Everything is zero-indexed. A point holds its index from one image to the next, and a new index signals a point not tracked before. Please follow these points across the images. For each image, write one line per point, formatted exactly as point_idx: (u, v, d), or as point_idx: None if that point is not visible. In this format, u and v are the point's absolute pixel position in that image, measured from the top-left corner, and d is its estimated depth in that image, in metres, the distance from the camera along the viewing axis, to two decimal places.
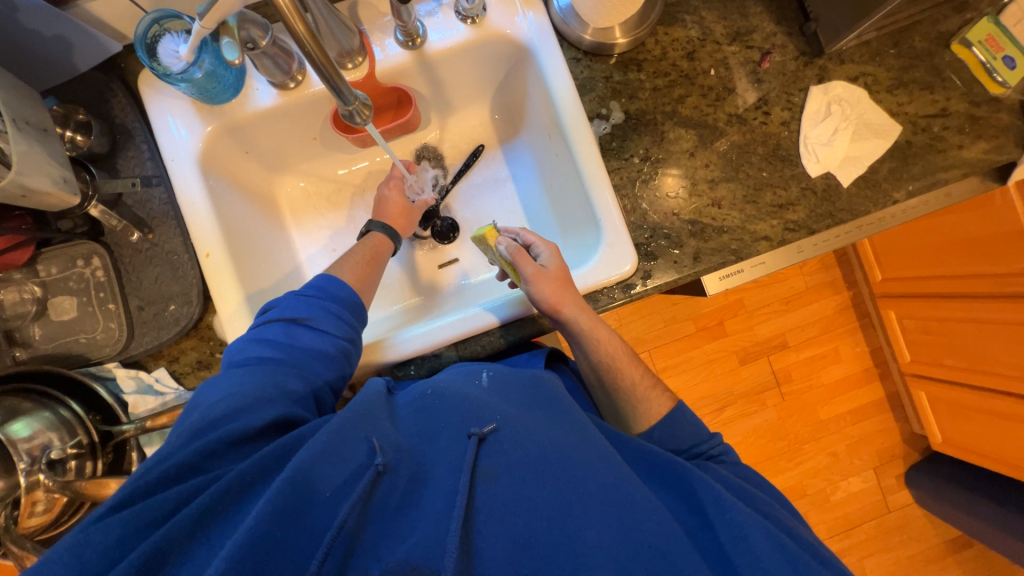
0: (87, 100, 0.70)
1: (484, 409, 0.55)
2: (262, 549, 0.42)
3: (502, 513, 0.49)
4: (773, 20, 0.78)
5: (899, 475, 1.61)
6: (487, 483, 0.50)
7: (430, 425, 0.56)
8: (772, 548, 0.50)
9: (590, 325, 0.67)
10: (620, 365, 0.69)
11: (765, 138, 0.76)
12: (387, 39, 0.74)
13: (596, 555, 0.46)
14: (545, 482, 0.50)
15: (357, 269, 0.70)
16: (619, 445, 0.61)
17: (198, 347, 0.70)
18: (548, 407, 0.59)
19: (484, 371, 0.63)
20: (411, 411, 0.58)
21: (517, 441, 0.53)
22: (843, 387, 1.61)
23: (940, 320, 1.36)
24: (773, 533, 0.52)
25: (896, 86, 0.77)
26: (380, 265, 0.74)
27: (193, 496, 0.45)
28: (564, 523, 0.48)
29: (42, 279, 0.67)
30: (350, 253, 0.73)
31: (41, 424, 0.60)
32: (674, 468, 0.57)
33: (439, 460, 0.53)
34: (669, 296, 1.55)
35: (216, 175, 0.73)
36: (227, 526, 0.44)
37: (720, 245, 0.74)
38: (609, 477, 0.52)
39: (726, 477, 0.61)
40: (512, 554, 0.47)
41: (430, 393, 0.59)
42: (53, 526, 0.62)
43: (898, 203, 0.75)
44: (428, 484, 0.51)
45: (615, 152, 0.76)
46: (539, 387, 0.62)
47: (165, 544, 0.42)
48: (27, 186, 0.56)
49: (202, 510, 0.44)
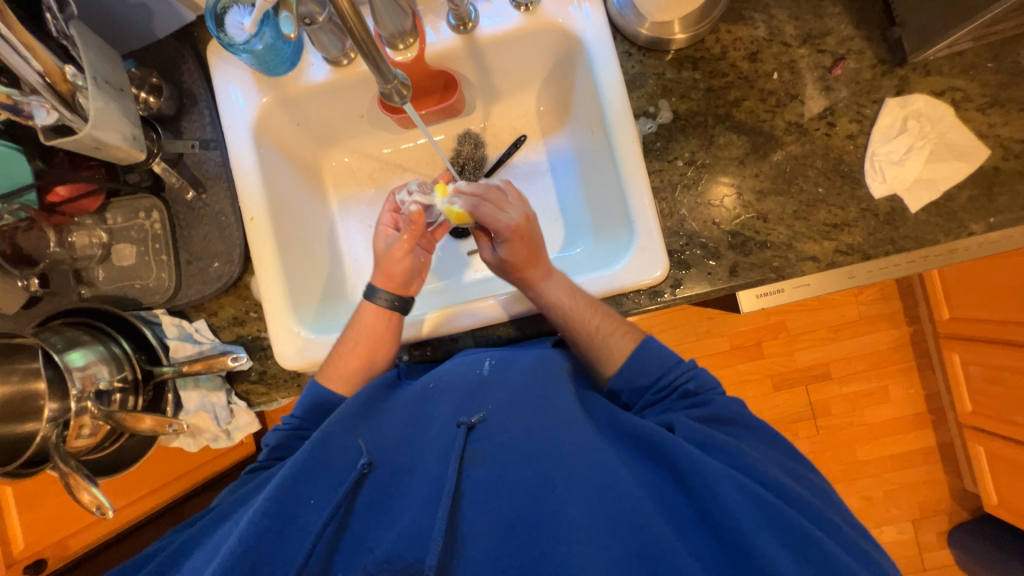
0: (161, 65, 0.76)
1: (473, 400, 0.59)
2: (257, 544, 0.49)
3: (485, 497, 0.52)
4: (852, 23, 0.72)
5: (941, 532, 1.47)
6: (474, 468, 0.53)
7: (421, 414, 0.60)
8: (747, 504, 0.47)
9: (570, 301, 0.66)
10: (610, 340, 0.66)
11: (825, 151, 0.70)
12: (440, 22, 0.74)
13: (574, 531, 0.48)
14: (528, 465, 0.53)
15: (348, 364, 0.67)
16: (607, 422, 0.59)
17: (235, 304, 0.76)
18: (537, 387, 0.58)
19: (487, 359, 0.64)
20: (403, 401, 0.62)
21: (504, 430, 0.55)
22: (888, 429, 1.49)
23: (1015, 371, 1.23)
24: (757, 493, 0.48)
25: (990, 105, 0.68)
26: (384, 343, 0.69)
27: (194, 534, 0.56)
28: (544, 505, 0.50)
29: (109, 226, 0.74)
30: (345, 336, 0.69)
31: (95, 356, 0.66)
32: (646, 432, 0.55)
33: (429, 449, 0.56)
34: (705, 309, 1.48)
35: (268, 144, 0.76)
36: (223, 538, 0.52)
37: (761, 260, 0.70)
38: (593, 459, 0.52)
39: (698, 427, 0.55)
40: (493, 537, 0.50)
41: (431, 385, 0.62)
42: (97, 450, 0.68)
43: (974, 235, 0.67)
44: (414, 472, 0.55)
45: (657, 153, 0.73)
46: (539, 369, 0.61)
47: (176, 553, 0.54)
48: (101, 140, 0.61)
49: (201, 529, 0.56)
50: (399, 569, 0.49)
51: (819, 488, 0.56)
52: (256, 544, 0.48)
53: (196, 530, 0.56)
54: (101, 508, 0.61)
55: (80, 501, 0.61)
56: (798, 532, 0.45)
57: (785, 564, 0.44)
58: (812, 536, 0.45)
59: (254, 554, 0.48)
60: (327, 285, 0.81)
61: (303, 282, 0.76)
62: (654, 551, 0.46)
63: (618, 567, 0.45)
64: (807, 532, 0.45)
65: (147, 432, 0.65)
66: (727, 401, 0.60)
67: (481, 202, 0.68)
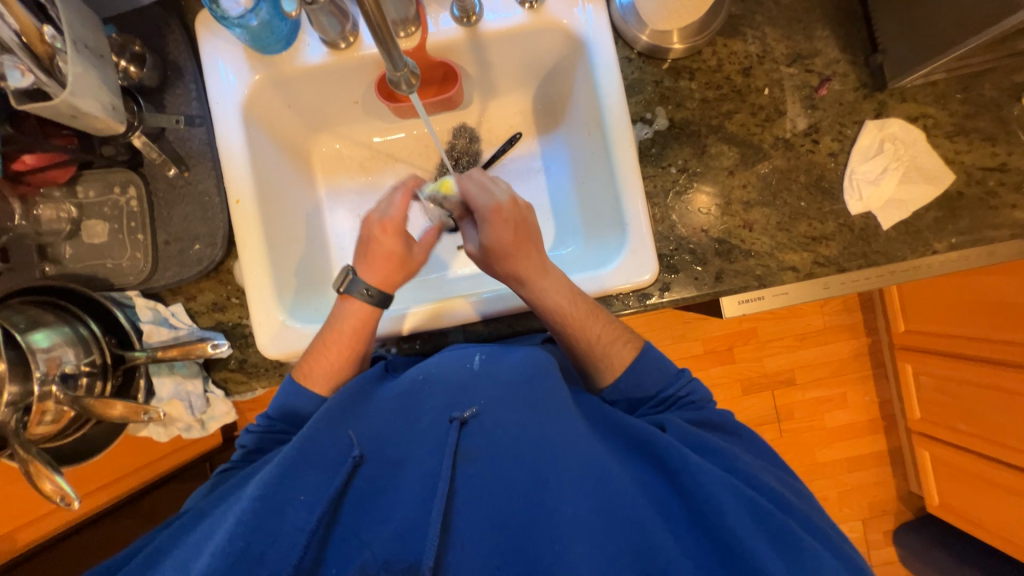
0: (145, 33, 0.72)
1: (466, 395, 0.58)
2: (247, 544, 0.47)
3: (480, 492, 0.52)
4: (839, 46, 0.75)
5: (887, 531, 1.58)
6: (467, 464, 0.53)
7: (412, 406, 0.59)
8: (737, 504, 0.49)
9: (570, 305, 0.66)
10: (611, 349, 0.67)
11: (809, 167, 0.74)
12: (442, 13, 0.73)
13: (570, 527, 0.49)
14: (522, 461, 0.53)
15: (328, 358, 0.66)
16: (599, 419, 0.61)
17: (216, 289, 0.73)
18: (531, 384, 0.59)
19: (478, 353, 0.64)
20: (393, 395, 0.61)
21: (496, 426, 0.55)
22: (845, 433, 1.57)
23: (960, 382, 1.33)
24: (742, 491, 0.50)
25: (957, 133, 0.73)
26: (359, 343, 0.67)
27: (173, 535, 0.53)
28: (540, 500, 0.51)
29: (80, 201, 0.70)
30: (322, 336, 0.67)
31: (60, 338, 0.61)
32: (640, 432, 0.57)
33: (421, 442, 0.56)
34: (682, 313, 1.52)
35: (257, 125, 0.74)
36: (206, 538, 0.50)
37: (745, 268, 0.72)
38: (587, 458, 0.53)
39: (689, 431, 0.58)
40: (490, 532, 0.50)
41: (422, 377, 0.61)
42: (57, 437, 0.64)
43: (938, 254, 0.72)
44: (406, 466, 0.55)
45: (652, 159, 0.74)
46: (533, 366, 0.61)
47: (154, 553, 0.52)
48: (79, 109, 0.58)
49: (183, 527, 0.54)
50: (399, 569, 0.49)
51: (796, 487, 0.59)
52: (248, 544, 0.47)
53: (174, 530, 0.54)
54: (65, 498, 0.59)
55: (40, 489, 0.58)
56: (781, 527, 0.48)
57: (775, 564, 0.45)
58: (790, 530, 0.48)
59: (247, 553, 0.46)
60: (312, 274, 0.79)
61: (288, 270, 0.74)
62: (648, 550, 0.47)
63: (609, 565, 0.47)
64: (792, 533, 0.48)
65: (118, 419, 0.61)
66: (719, 410, 0.64)
67: (468, 180, 0.69)
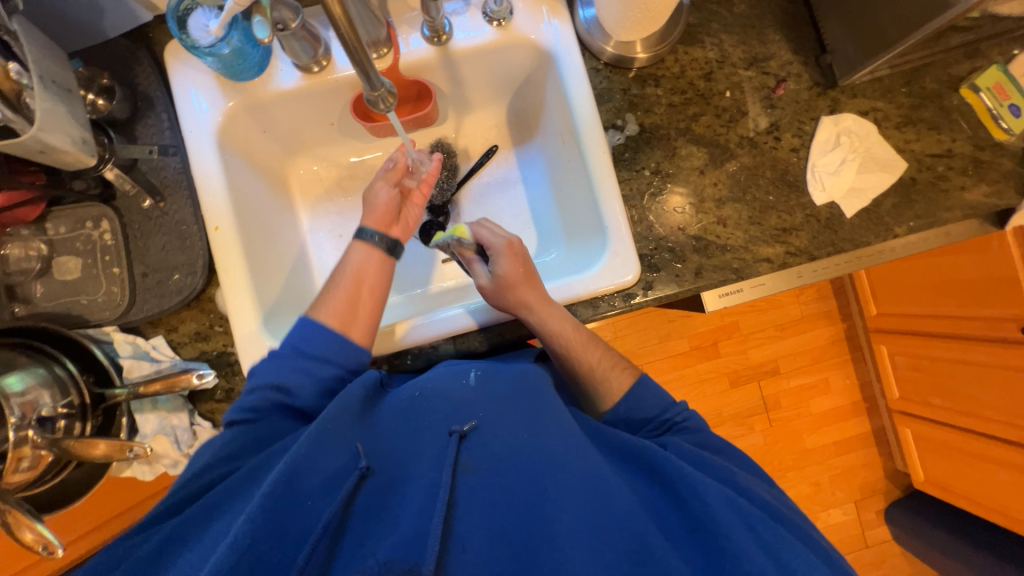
0: (112, 67, 0.72)
1: (465, 408, 0.59)
2: (250, 548, 0.44)
3: (481, 501, 0.52)
4: (790, 49, 0.80)
5: (879, 510, 1.62)
6: (467, 475, 0.53)
7: (413, 423, 0.59)
8: (728, 510, 0.51)
9: (574, 335, 0.68)
10: (611, 374, 0.69)
11: (773, 163, 0.78)
12: (413, 33, 0.75)
13: (570, 537, 0.49)
14: (522, 469, 0.54)
15: (340, 310, 0.65)
16: (593, 434, 0.62)
17: (198, 318, 0.71)
18: (526, 398, 0.60)
19: (473, 369, 0.64)
20: (393, 412, 0.60)
21: (495, 437, 0.56)
22: (831, 418, 1.62)
23: (932, 359, 1.39)
24: (735, 500, 0.52)
25: (905, 124, 0.79)
26: (371, 289, 0.67)
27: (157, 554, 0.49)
28: (539, 508, 0.51)
29: (50, 237, 0.68)
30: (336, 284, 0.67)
31: (35, 380, 0.60)
32: (633, 444, 0.58)
33: (423, 455, 0.55)
34: (665, 313, 1.56)
35: (232, 152, 0.73)
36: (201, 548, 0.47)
37: (722, 262, 0.75)
38: (583, 468, 0.54)
39: (690, 449, 0.60)
40: (490, 540, 0.50)
41: (419, 395, 0.61)
42: (36, 484, 0.61)
43: (899, 238, 0.77)
44: (408, 481, 0.54)
45: (626, 163, 0.77)
46: (528, 383, 0.62)
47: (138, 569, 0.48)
48: (47, 144, 0.57)
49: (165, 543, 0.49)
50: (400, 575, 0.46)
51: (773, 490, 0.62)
52: (251, 543, 0.44)
53: None
54: (48, 546, 0.59)
55: (20, 540, 0.58)
56: (768, 535, 0.50)
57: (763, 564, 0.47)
58: (776, 533, 0.51)
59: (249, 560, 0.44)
60: (296, 297, 0.78)
61: (271, 295, 0.73)
62: (646, 554, 0.48)
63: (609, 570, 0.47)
64: (780, 536, 0.51)
65: (101, 458, 0.60)
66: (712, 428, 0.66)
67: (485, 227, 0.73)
